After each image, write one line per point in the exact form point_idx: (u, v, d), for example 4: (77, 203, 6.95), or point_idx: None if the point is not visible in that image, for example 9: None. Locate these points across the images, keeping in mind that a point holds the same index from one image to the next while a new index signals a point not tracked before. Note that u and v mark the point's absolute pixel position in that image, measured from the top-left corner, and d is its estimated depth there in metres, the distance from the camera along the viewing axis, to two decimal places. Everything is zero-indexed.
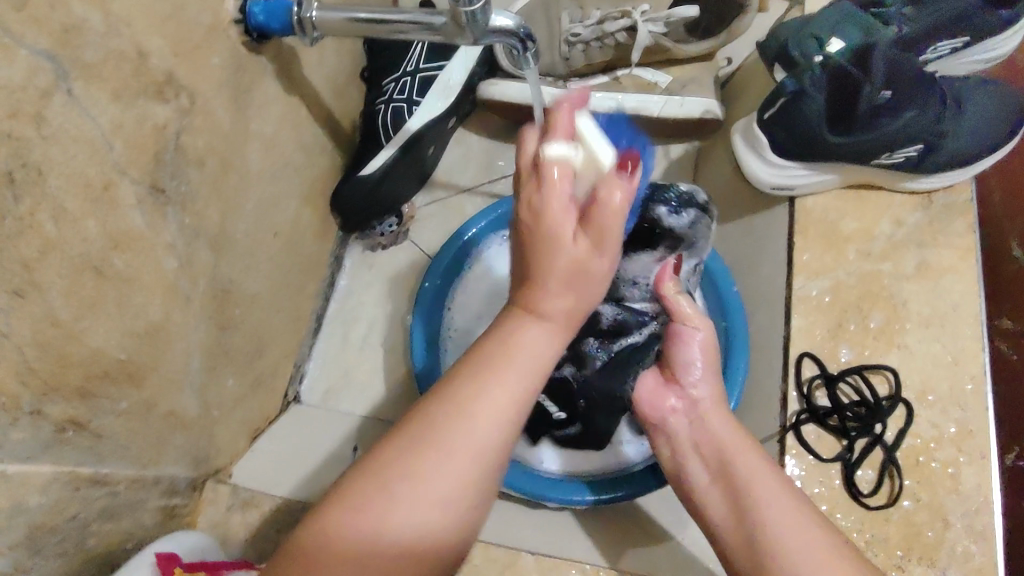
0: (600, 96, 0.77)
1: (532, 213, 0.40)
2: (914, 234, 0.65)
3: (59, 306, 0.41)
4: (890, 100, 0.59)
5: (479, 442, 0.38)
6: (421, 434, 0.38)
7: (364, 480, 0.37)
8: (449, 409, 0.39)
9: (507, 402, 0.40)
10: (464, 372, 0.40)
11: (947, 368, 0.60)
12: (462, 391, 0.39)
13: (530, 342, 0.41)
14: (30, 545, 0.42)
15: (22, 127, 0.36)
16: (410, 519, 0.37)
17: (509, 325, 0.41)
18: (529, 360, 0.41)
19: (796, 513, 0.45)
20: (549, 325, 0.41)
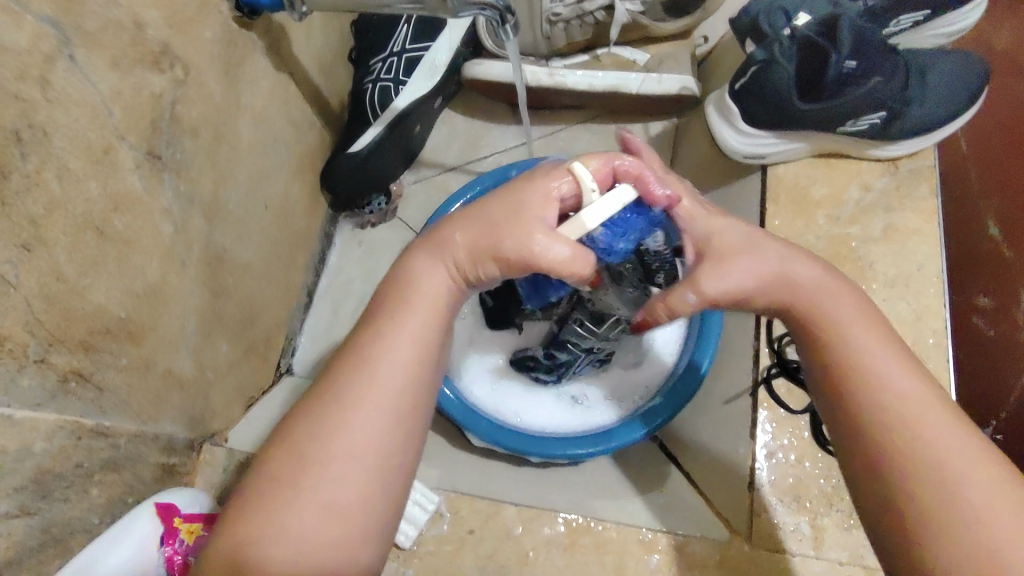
0: (580, 73, 0.81)
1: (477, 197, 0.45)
2: (881, 199, 0.68)
3: (64, 262, 0.43)
4: (858, 67, 0.62)
5: (382, 393, 0.41)
6: (323, 400, 0.41)
7: (277, 458, 0.40)
8: (353, 363, 0.42)
9: (405, 348, 0.42)
10: (364, 333, 0.43)
11: (910, 324, 0.63)
12: (358, 343, 0.43)
13: (425, 284, 0.44)
14: (38, 488, 0.44)
15: (27, 90, 0.39)
16: (334, 481, 0.40)
17: (401, 275, 0.45)
18: (422, 302, 0.44)
19: (952, 431, 0.40)
20: (442, 258, 0.44)
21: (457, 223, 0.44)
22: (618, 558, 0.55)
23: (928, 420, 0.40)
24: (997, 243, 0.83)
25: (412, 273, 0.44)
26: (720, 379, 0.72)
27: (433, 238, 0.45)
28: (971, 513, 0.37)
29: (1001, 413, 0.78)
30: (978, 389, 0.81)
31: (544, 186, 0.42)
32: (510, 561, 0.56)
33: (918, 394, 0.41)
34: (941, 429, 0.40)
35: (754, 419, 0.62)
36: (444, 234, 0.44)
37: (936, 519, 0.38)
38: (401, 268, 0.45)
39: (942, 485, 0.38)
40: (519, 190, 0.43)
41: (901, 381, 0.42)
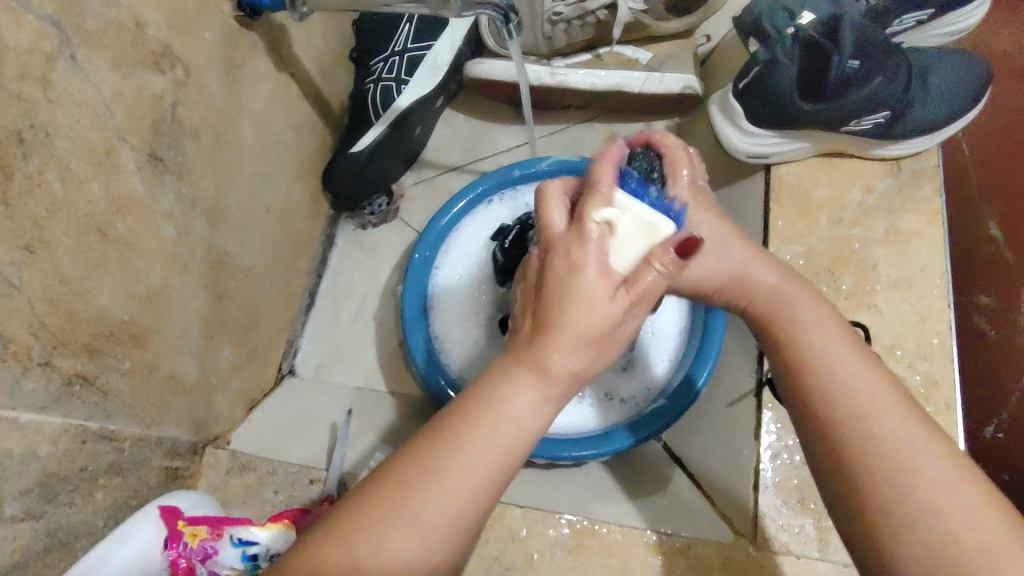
0: (583, 72, 0.80)
1: (561, 266, 0.38)
2: (883, 201, 0.68)
3: (67, 264, 0.43)
4: (860, 69, 0.62)
5: (436, 530, 0.35)
6: (373, 531, 0.34)
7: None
8: (424, 493, 0.35)
9: (473, 487, 0.35)
10: (436, 451, 0.35)
11: (914, 325, 0.63)
12: (423, 461, 0.35)
13: (518, 412, 0.36)
14: (42, 492, 0.43)
15: (30, 90, 0.38)
16: None
17: (496, 391, 0.36)
18: (511, 431, 0.36)
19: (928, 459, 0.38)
20: (545, 384, 0.36)
21: (564, 334, 0.36)
22: (623, 561, 0.55)
23: (878, 403, 0.40)
24: (1001, 247, 0.81)
25: (503, 395, 0.36)
26: (724, 381, 0.72)
27: (535, 352, 0.37)
28: (922, 491, 0.36)
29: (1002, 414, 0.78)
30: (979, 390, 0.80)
31: (599, 249, 0.38)
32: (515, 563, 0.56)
33: (871, 379, 0.41)
34: (893, 413, 0.39)
35: (759, 420, 0.62)
36: (547, 349, 0.36)
37: (887, 499, 0.37)
38: (494, 377, 0.37)
39: (892, 463, 0.37)
40: (597, 262, 0.37)
41: (856, 369, 0.42)
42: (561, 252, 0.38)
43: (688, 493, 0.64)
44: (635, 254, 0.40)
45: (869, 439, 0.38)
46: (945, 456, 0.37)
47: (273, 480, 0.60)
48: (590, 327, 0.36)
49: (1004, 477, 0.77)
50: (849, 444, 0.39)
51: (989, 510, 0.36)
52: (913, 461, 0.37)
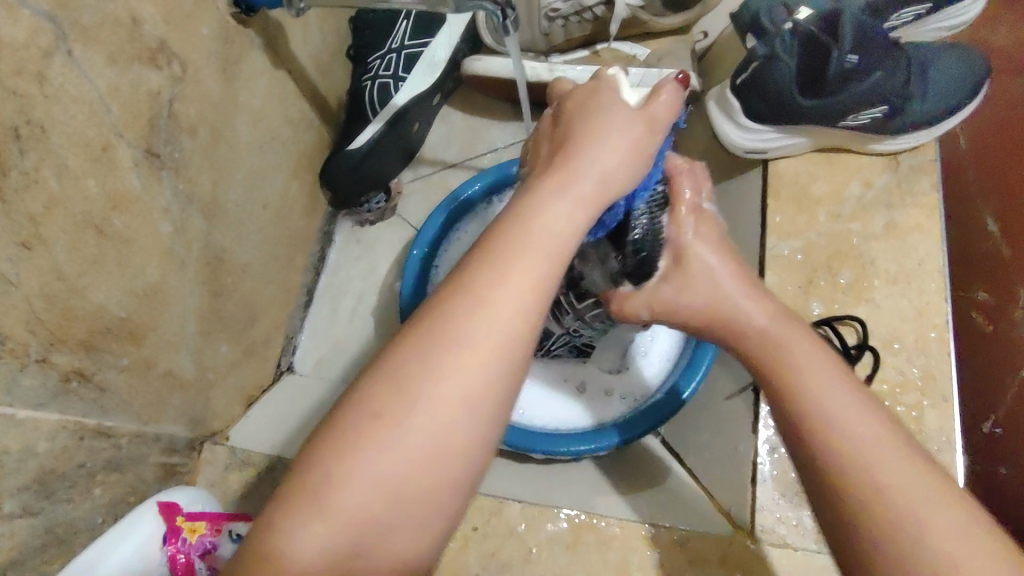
0: (580, 69, 0.80)
1: (579, 101, 0.41)
2: (882, 195, 0.68)
3: (63, 261, 0.43)
4: (859, 63, 0.62)
5: (480, 358, 0.33)
6: (415, 341, 0.33)
7: (333, 429, 0.32)
8: (462, 298, 0.34)
9: (513, 309, 0.33)
10: (473, 262, 0.35)
11: (912, 320, 0.63)
12: (457, 290, 0.34)
13: (554, 221, 0.35)
14: (41, 489, 0.43)
15: (26, 86, 0.38)
16: (416, 431, 0.32)
17: (528, 208, 0.36)
18: (547, 236, 0.35)
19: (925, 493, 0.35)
20: (576, 194, 0.37)
21: (591, 147, 0.38)
22: (622, 556, 0.55)
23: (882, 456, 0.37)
24: (996, 241, 0.81)
25: (537, 204, 0.36)
26: (721, 379, 0.72)
27: (563, 168, 0.38)
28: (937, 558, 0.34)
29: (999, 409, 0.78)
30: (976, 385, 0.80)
31: (611, 89, 0.42)
32: (514, 558, 0.56)
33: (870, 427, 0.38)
34: (895, 461, 0.37)
35: (756, 414, 0.62)
36: (573, 161, 0.38)
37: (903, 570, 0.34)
38: (526, 199, 0.37)
39: (896, 521, 0.35)
40: (610, 97, 0.41)
41: (853, 411, 0.39)
42: (575, 94, 0.42)
43: (687, 491, 0.64)
44: (639, 95, 0.42)
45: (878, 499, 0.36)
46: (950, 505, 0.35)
47: (272, 475, 0.60)
48: (613, 142, 0.39)
49: (1001, 470, 0.76)
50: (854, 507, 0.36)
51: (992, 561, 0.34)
52: (924, 524, 0.35)
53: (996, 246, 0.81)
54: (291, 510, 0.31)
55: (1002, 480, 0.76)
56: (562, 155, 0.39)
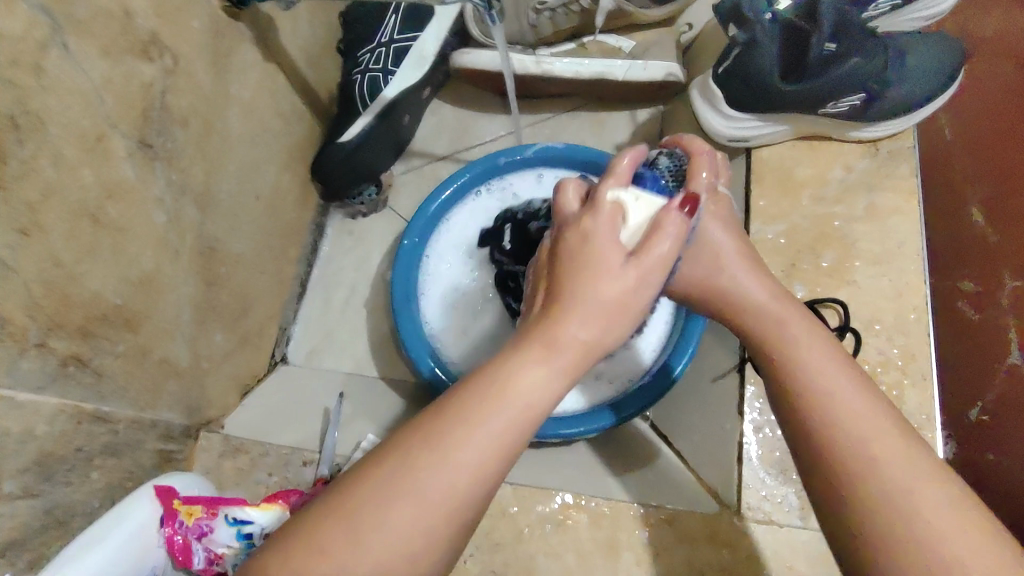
0: (567, 60, 0.82)
1: (576, 235, 0.41)
2: (863, 179, 0.69)
3: (60, 248, 0.44)
4: (837, 50, 0.63)
5: (430, 525, 0.33)
6: (381, 483, 0.34)
7: (276, 566, 0.32)
8: (435, 451, 0.34)
9: (477, 471, 0.34)
10: (451, 420, 0.35)
11: (892, 300, 0.64)
12: (427, 446, 0.34)
13: (530, 387, 0.36)
14: (40, 471, 0.45)
15: (22, 76, 0.39)
16: (366, 575, 0.32)
17: (509, 370, 0.36)
18: (522, 406, 0.35)
19: (919, 476, 0.37)
20: (555, 364, 0.37)
21: (581, 303, 0.38)
22: (611, 534, 0.57)
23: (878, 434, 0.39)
24: (983, 230, 0.78)
25: (517, 372, 0.36)
26: (708, 363, 0.73)
27: (552, 328, 0.38)
28: (928, 530, 0.35)
29: (986, 396, 0.73)
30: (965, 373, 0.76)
31: (609, 217, 0.42)
32: (507, 538, 0.57)
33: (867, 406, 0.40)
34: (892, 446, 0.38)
35: (742, 396, 0.63)
36: (562, 319, 0.38)
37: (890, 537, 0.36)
38: (511, 357, 0.37)
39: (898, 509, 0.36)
40: (606, 235, 0.41)
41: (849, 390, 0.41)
42: (573, 229, 0.42)
43: (676, 471, 0.65)
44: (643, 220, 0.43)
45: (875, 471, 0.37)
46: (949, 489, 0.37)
47: (265, 461, 0.62)
48: (603, 309, 0.38)
49: (989, 456, 0.71)
50: (853, 490, 0.37)
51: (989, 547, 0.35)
52: (916, 502, 0.36)
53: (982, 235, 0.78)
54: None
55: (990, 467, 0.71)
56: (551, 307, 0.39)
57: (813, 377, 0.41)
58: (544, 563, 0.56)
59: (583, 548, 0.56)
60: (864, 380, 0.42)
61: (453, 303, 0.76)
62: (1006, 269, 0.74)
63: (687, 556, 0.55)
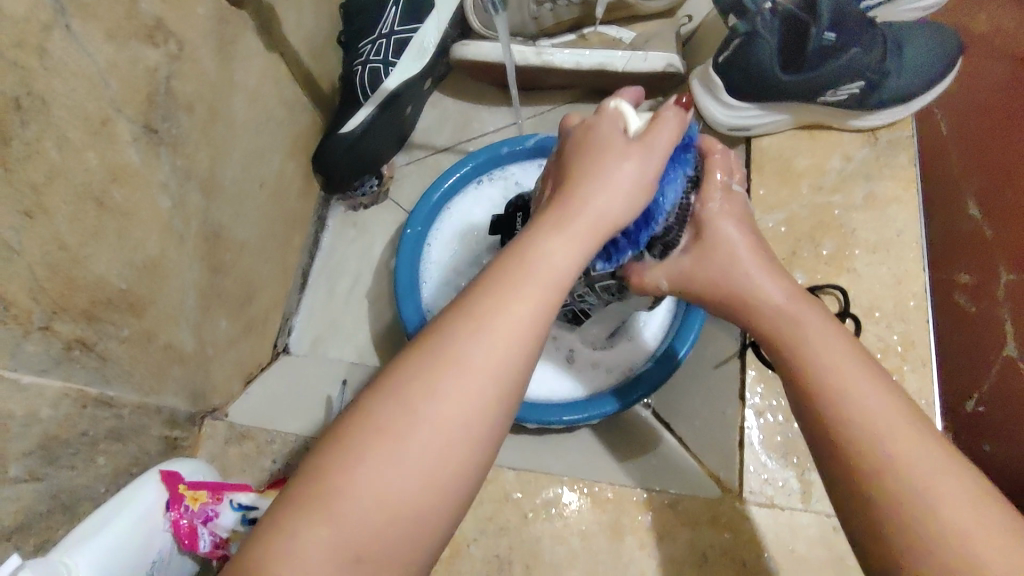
0: (567, 51, 0.82)
1: (580, 135, 0.44)
2: (861, 168, 0.70)
3: (65, 231, 0.44)
4: (837, 40, 0.63)
5: (478, 380, 0.35)
6: (423, 358, 0.36)
7: (338, 440, 0.34)
8: (469, 321, 0.36)
9: (513, 334, 0.36)
10: (478, 293, 0.37)
11: (892, 287, 0.65)
12: (450, 336, 0.36)
13: (553, 254, 0.38)
14: (45, 453, 0.45)
15: (26, 58, 0.39)
16: (420, 441, 0.34)
17: (527, 243, 0.39)
18: (547, 271, 0.38)
19: (943, 481, 0.36)
20: (572, 234, 0.39)
21: (591, 182, 0.41)
22: (614, 517, 0.57)
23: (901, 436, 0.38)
24: (980, 224, 0.79)
25: (538, 245, 0.39)
26: (707, 349, 0.74)
27: (564, 207, 0.40)
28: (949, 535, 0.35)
29: (981, 386, 0.75)
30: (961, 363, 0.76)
31: (611, 118, 0.44)
32: (511, 522, 0.57)
33: (889, 408, 0.40)
34: (916, 453, 0.38)
35: (743, 380, 0.64)
36: (577, 198, 0.41)
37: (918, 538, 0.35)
38: (528, 236, 0.40)
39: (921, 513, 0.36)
40: (609, 129, 0.44)
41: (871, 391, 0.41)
42: (577, 133, 0.45)
43: (679, 455, 0.66)
44: (643, 117, 0.45)
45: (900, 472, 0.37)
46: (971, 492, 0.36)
47: (272, 447, 0.62)
48: (613, 183, 0.41)
49: (985, 446, 0.73)
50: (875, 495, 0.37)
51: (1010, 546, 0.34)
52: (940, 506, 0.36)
53: (979, 228, 0.79)
54: (301, 507, 0.32)
55: (987, 457, 0.73)
56: (567, 193, 0.41)
57: (833, 381, 0.41)
58: (547, 547, 0.56)
59: (586, 533, 0.57)
60: (887, 384, 0.41)
61: (451, 291, 0.76)
62: (1000, 262, 0.76)
63: (690, 541, 0.56)
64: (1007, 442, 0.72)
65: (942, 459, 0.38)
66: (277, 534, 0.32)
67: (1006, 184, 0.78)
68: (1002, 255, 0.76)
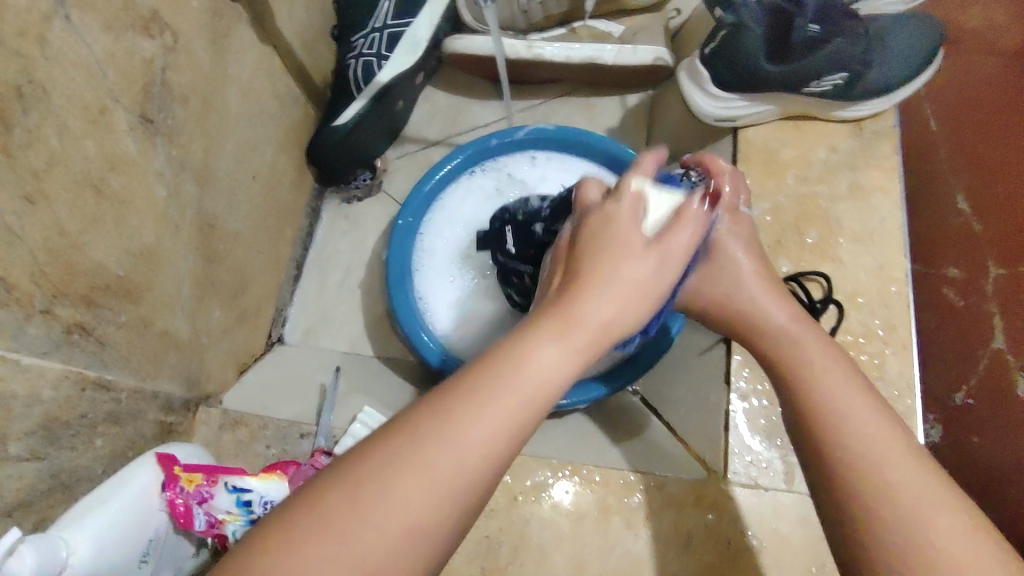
0: (557, 45, 0.83)
1: (598, 220, 0.42)
2: (846, 159, 0.71)
3: (65, 217, 0.45)
4: (820, 31, 0.64)
5: (451, 478, 0.32)
6: (387, 452, 0.32)
7: (299, 517, 0.31)
8: (445, 420, 0.33)
9: (485, 446, 0.33)
10: (462, 391, 0.34)
11: (874, 275, 0.66)
12: (422, 434, 0.32)
13: (541, 366, 0.35)
14: (45, 435, 0.46)
15: (27, 47, 0.40)
16: (362, 550, 0.30)
17: (520, 346, 0.35)
18: (533, 384, 0.34)
19: (928, 495, 0.38)
20: (567, 344, 0.36)
21: (593, 282, 0.38)
22: (602, 499, 0.58)
23: (894, 456, 0.40)
24: (968, 218, 0.77)
25: (530, 354, 0.35)
26: (693, 338, 0.75)
27: (565, 308, 0.37)
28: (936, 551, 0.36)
29: (971, 379, 0.74)
30: (948, 356, 0.77)
31: (631, 204, 0.42)
32: (501, 505, 0.59)
33: (880, 423, 0.42)
34: (903, 468, 0.39)
35: (729, 365, 0.64)
36: (579, 301, 0.37)
37: (903, 553, 0.36)
38: (522, 334, 0.36)
39: (908, 526, 0.37)
40: (629, 219, 0.42)
41: (861, 406, 0.43)
42: (594, 216, 0.43)
43: (665, 439, 0.67)
44: (664, 214, 0.44)
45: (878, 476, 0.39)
46: (958, 510, 0.37)
47: (264, 434, 0.63)
48: (617, 279, 0.38)
49: (973, 438, 0.72)
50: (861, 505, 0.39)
51: (990, 558, 0.36)
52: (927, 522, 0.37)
53: (967, 223, 0.77)
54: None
55: (974, 449, 0.72)
56: (569, 292, 0.38)
57: (824, 398, 0.43)
58: (537, 530, 0.58)
59: (575, 515, 0.58)
60: (875, 400, 0.43)
61: (453, 285, 0.77)
62: (990, 257, 0.74)
63: (676, 523, 0.57)
64: (989, 439, 0.70)
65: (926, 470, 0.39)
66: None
67: (992, 177, 0.75)
68: (986, 253, 0.74)
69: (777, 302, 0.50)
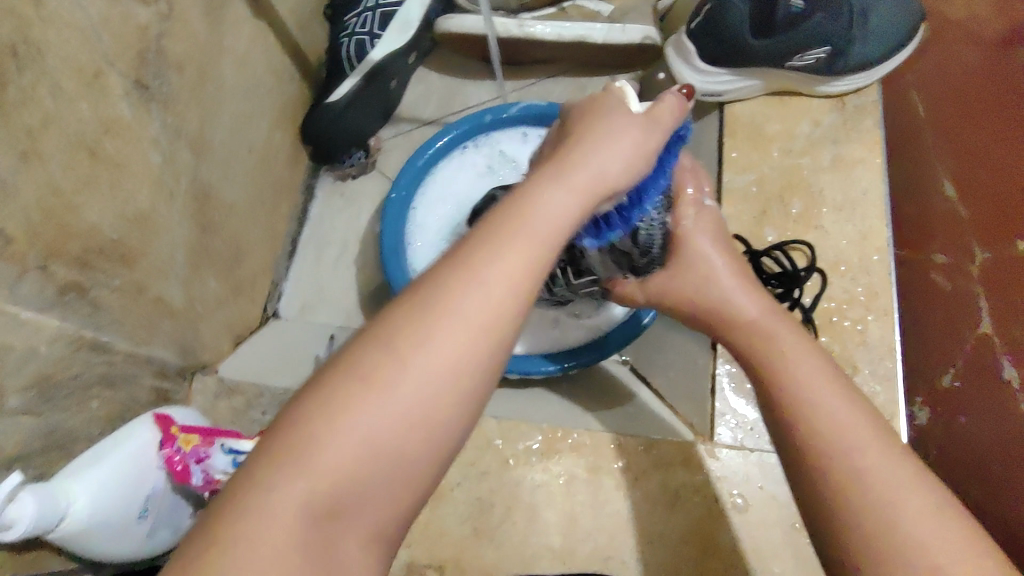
0: (547, 28, 0.84)
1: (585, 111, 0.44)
2: (829, 133, 0.73)
3: (60, 177, 0.45)
4: (804, 7, 0.68)
5: (474, 320, 0.33)
6: (407, 308, 0.33)
7: (325, 385, 0.32)
8: (460, 265, 0.34)
9: (504, 283, 0.34)
10: (474, 243, 0.35)
11: (857, 244, 0.67)
12: (439, 285, 0.33)
13: (550, 210, 0.36)
14: (42, 391, 0.46)
15: (22, 6, 0.40)
16: (398, 395, 0.31)
17: (524, 197, 0.36)
18: (545, 226, 0.35)
19: (898, 480, 0.39)
20: (569, 192, 0.37)
21: (588, 146, 0.40)
22: (591, 461, 0.60)
23: (865, 445, 0.41)
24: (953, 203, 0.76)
25: (535, 201, 0.36)
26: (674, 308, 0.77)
27: (560, 167, 0.39)
28: (905, 531, 0.37)
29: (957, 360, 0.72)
30: (931, 340, 0.75)
31: (615, 96, 0.44)
32: (491, 467, 0.60)
33: (852, 415, 0.42)
34: (874, 457, 0.40)
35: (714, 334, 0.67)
36: (575, 161, 0.39)
37: (870, 539, 0.38)
38: (524, 188, 0.38)
39: (876, 512, 0.38)
40: (616, 104, 0.43)
41: (834, 400, 0.43)
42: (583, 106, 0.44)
43: (651, 403, 0.69)
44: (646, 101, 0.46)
45: (857, 480, 0.39)
46: (923, 492, 0.38)
47: (259, 402, 0.65)
48: (614, 146, 0.40)
49: (960, 419, 0.71)
50: (834, 493, 0.40)
51: (954, 541, 0.37)
52: (895, 506, 0.38)
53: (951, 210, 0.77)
54: (270, 466, 0.30)
55: (962, 431, 0.70)
56: (565, 156, 0.40)
57: (798, 391, 0.44)
58: (528, 490, 0.59)
59: (565, 477, 0.59)
60: (850, 394, 0.44)
61: (442, 252, 0.78)
62: (972, 240, 0.73)
63: (662, 482, 0.59)
64: (976, 419, 0.69)
65: (896, 458, 0.40)
66: (253, 487, 0.30)
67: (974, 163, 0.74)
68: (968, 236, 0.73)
69: (749, 296, 0.52)
